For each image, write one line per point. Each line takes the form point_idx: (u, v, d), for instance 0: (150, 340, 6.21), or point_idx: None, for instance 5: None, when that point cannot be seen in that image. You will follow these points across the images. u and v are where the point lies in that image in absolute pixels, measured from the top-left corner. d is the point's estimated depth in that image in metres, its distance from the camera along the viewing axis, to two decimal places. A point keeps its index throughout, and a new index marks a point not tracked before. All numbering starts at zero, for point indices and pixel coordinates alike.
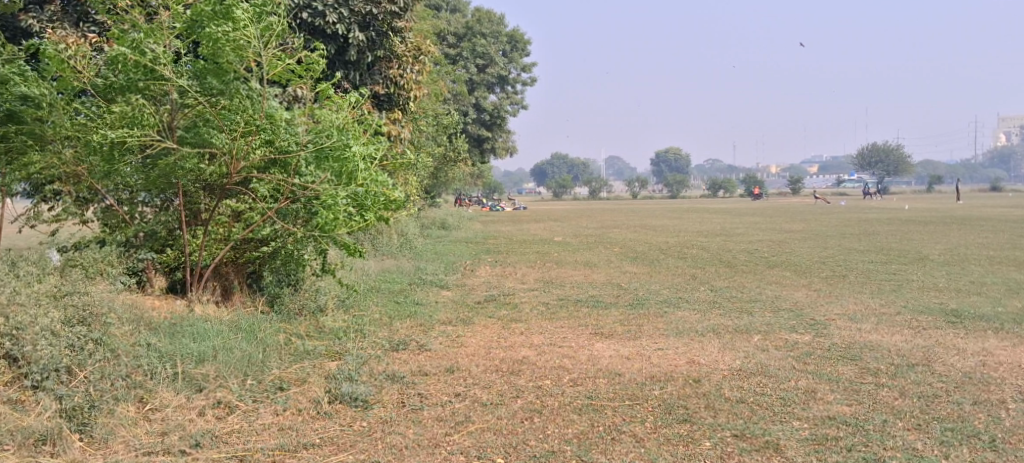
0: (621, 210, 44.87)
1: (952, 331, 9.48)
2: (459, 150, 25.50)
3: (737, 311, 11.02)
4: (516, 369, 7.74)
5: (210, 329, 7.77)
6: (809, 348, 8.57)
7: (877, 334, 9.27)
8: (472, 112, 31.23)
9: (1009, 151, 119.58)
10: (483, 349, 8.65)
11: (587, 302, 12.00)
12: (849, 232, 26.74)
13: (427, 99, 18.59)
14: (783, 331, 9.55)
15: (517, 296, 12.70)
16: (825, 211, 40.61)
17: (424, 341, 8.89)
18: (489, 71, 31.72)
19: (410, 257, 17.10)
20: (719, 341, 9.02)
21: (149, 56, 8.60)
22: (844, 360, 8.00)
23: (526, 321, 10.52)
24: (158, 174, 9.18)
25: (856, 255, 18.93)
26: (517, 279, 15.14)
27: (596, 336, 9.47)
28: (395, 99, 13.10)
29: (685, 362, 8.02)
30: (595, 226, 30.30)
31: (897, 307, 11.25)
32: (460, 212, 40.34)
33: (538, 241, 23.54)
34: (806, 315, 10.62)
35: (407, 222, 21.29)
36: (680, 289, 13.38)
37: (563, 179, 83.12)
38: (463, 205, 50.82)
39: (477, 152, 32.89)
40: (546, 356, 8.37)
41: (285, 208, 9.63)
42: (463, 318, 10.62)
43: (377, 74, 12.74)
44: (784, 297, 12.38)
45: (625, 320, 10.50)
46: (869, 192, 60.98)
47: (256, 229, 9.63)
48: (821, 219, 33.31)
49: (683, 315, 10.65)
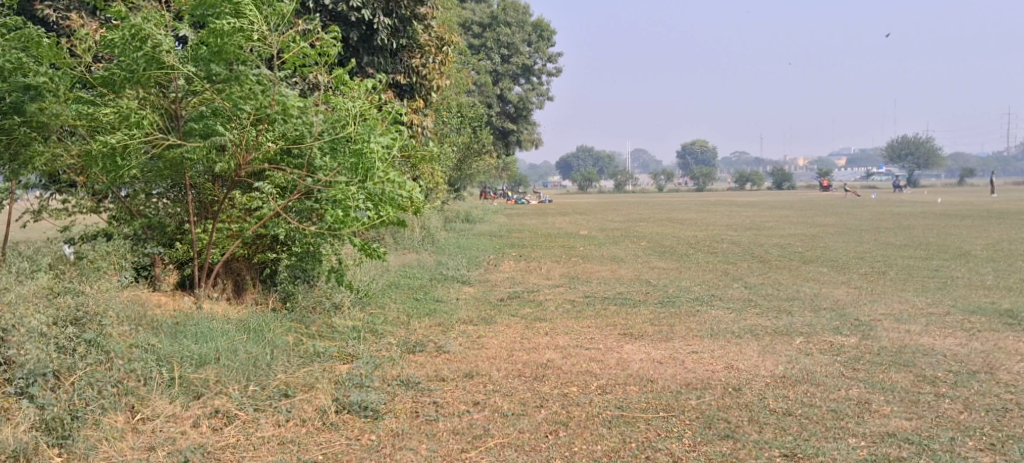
0: (646, 203, 44.35)
1: (1009, 334, 8.84)
2: (483, 142, 24.93)
3: (775, 310, 10.42)
4: (541, 375, 7.18)
5: (216, 328, 7.21)
6: (857, 352, 7.95)
7: (929, 337, 8.64)
8: (496, 104, 30.66)
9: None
10: (505, 352, 8.12)
11: (616, 299, 11.42)
12: (885, 226, 26.03)
13: (449, 88, 18.05)
14: (825, 332, 8.93)
15: (542, 293, 12.13)
16: (855, 204, 39.83)
17: (442, 342, 8.35)
18: (514, 61, 31.20)
19: (432, 252, 16.55)
20: (757, 344, 8.41)
21: (151, 45, 8.01)
22: (896, 366, 7.38)
23: (552, 320, 9.98)
24: (164, 166, 8.63)
25: (895, 251, 18.23)
26: (542, 275, 14.57)
27: (625, 337, 8.90)
28: (418, 89, 12.53)
29: (723, 367, 7.42)
30: (622, 219, 29.69)
31: (945, 306, 10.64)
32: (485, 205, 39.89)
33: (563, 235, 22.94)
34: (848, 315, 10.00)
35: (429, 215, 20.79)
36: (712, 286, 12.78)
37: (588, 172, 82.41)
38: (487, 198, 50.41)
39: (502, 144, 32.34)
40: (572, 359, 7.80)
41: (299, 203, 9.13)
42: (485, 317, 10.07)
43: (400, 63, 12.21)
44: (824, 295, 11.73)
45: (656, 319, 9.90)
46: (900, 186, 59.89)
47: (270, 226, 9.08)
48: (855, 213, 32.57)
49: (718, 315, 10.04)
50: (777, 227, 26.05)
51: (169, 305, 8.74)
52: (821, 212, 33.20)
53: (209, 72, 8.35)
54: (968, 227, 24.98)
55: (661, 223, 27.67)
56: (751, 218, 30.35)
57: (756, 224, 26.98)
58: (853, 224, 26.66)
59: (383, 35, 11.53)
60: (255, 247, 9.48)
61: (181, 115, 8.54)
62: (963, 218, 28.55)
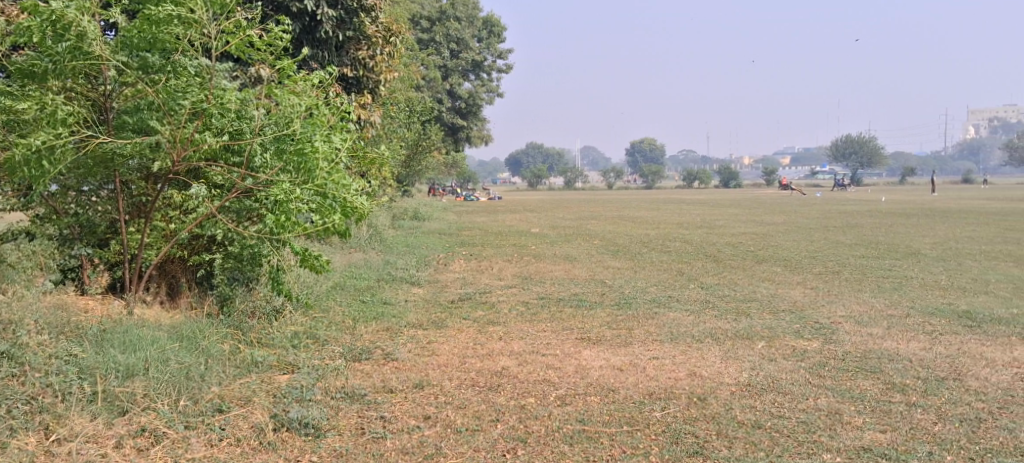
0: (595, 201, 44.25)
1: (972, 337, 8.64)
2: (433, 138, 24.50)
3: (734, 312, 10.14)
4: (494, 385, 6.81)
5: (146, 336, 6.71)
6: (821, 358, 7.68)
7: (892, 341, 8.41)
8: (446, 99, 30.24)
9: (981, 145, 120.24)
10: (456, 360, 7.75)
11: (571, 301, 11.08)
12: (834, 224, 26.07)
13: (397, 82, 17.59)
14: (787, 336, 8.66)
15: (494, 295, 11.74)
16: (801, 202, 40.01)
17: (390, 349, 7.97)
18: (463, 56, 30.76)
19: (380, 251, 16.11)
20: (719, 349, 8.11)
21: (75, 32, 7.51)
22: (862, 373, 7.12)
23: (505, 323, 9.61)
24: (93, 162, 8.07)
25: (846, 250, 18.16)
26: (493, 275, 14.20)
27: (582, 342, 8.55)
28: (364, 82, 12.02)
29: (685, 374, 7.11)
30: (572, 217, 29.42)
31: (903, 307, 10.44)
32: (433, 201, 39.46)
33: (514, 233, 22.60)
34: (808, 317, 9.75)
35: (377, 212, 20.32)
36: (667, 286, 12.50)
37: (537, 169, 82.20)
38: (436, 194, 50.05)
39: (451, 141, 31.90)
40: (528, 367, 7.43)
41: (237, 202, 8.68)
42: (435, 321, 9.67)
43: (345, 56, 11.71)
44: (781, 296, 11.50)
45: (613, 322, 9.58)
46: (845, 185, 60.48)
47: (205, 226, 8.62)
48: (803, 211, 32.67)
49: (676, 318, 9.75)
50: (728, 225, 25.96)
51: (95, 312, 8.24)
52: (770, 210, 33.23)
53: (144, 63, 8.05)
54: (914, 226, 25.06)
55: (611, 221, 27.45)
56: (701, 216, 30.28)
57: (706, 223, 26.88)
58: (802, 222, 26.66)
59: (326, 27, 11.14)
60: (190, 248, 9.00)
61: (110, 107, 8.06)
62: (910, 216, 28.73)
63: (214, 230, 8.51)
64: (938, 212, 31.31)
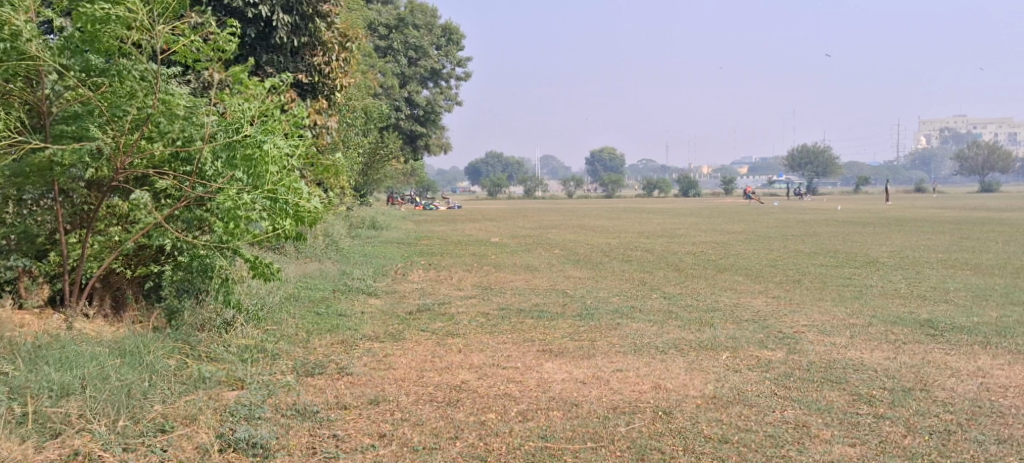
0: (556, 210, 44.18)
1: (935, 346, 8.55)
2: (392, 147, 24.24)
3: (696, 322, 10.01)
4: (453, 401, 6.60)
5: (84, 352, 6.58)
6: (787, 369, 7.54)
7: (856, 350, 8.31)
8: (405, 107, 29.97)
9: (934, 154, 122.04)
10: (414, 373, 7.54)
11: (531, 311, 10.89)
12: (792, 233, 26.13)
13: (354, 90, 17.34)
14: (751, 346, 8.53)
15: (454, 306, 11.51)
16: (760, 211, 40.20)
17: (345, 363, 7.78)
18: (423, 64, 30.52)
19: (338, 261, 15.82)
20: (683, 360, 7.96)
21: (9, 31, 7.28)
22: (828, 383, 6.98)
23: (464, 335, 9.40)
24: (31, 171, 7.77)
25: (805, 259, 18.14)
26: (453, 285, 13.96)
27: (544, 354, 8.37)
28: (320, 88, 11.71)
29: (650, 387, 6.94)
30: (532, 226, 29.29)
31: (865, 316, 10.37)
32: (393, 211, 39.16)
33: (474, 243, 22.37)
34: (772, 327, 9.63)
35: (335, 221, 20.04)
36: (629, 296, 12.36)
37: (497, 178, 82.09)
38: (396, 203, 49.74)
39: (410, 150, 31.67)
40: (489, 381, 7.24)
41: (186, 211, 8.42)
42: (393, 333, 9.43)
43: (301, 62, 11.38)
44: (743, 306, 11.39)
45: (575, 333, 9.39)
46: (802, 194, 60.95)
47: (151, 236, 8.34)
48: (762, 220, 32.79)
49: (639, 328, 9.59)
50: (688, 233, 25.94)
51: (32, 328, 7.95)
52: (729, 219, 33.28)
53: (87, 65, 7.89)
54: (872, 234, 25.17)
55: (571, 230, 27.32)
56: (661, 224, 30.24)
57: (667, 231, 26.82)
58: (762, 231, 26.70)
59: (281, 33, 10.81)
60: (137, 259, 8.71)
61: (49, 113, 7.82)
62: (866, 225, 28.88)
63: (161, 241, 8.25)
64: (895, 221, 31.51)
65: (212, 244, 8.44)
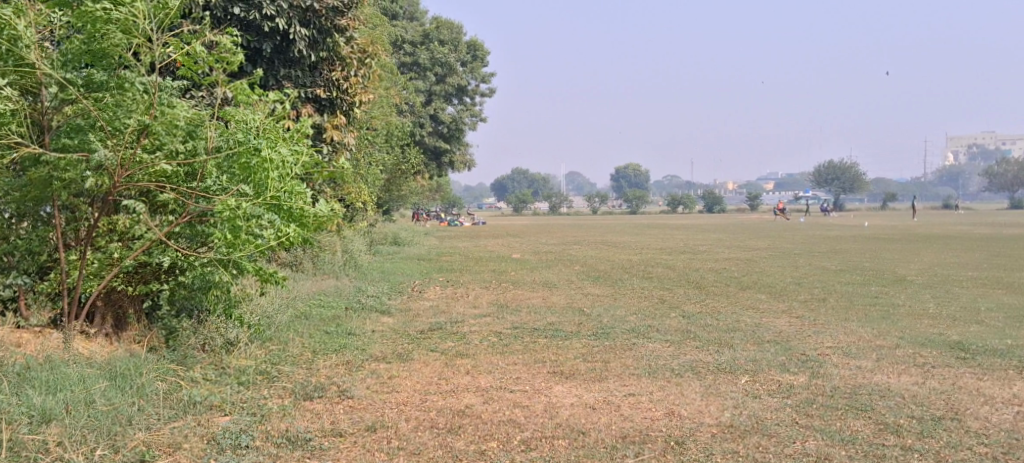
0: (580, 226, 43.71)
1: (966, 371, 8.13)
2: (414, 162, 23.94)
3: (716, 343, 9.63)
4: (454, 427, 6.30)
5: (72, 373, 6.38)
6: (809, 394, 7.15)
7: (882, 374, 7.90)
8: (428, 124, 29.72)
9: (964, 170, 120.66)
10: (417, 397, 7.24)
11: (546, 331, 10.54)
12: (819, 249, 25.61)
13: (375, 106, 17.07)
14: (772, 369, 8.13)
15: (466, 324, 11.17)
16: (787, 228, 39.57)
17: (347, 385, 7.49)
18: (449, 80, 30.23)
19: (353, 278, 15.52)
20: (700, 384, 7.59)
21: (8, 35, 7.12)
22: (854, 411, 6.58)
23: (474, 355, 9.08)
24: (32, 188, 7.57)
25: (831, 276, 17.66)
26: (468, 303, 13.64)
27: (555, 377, 8.03)
28: (338, 104, 11.24)
29: (663, 414, 6.58)
30: (555, 242, 28.92)
31: (892, 338, 9.95)
32: (417, 227, 38.92)
33: (495, 259, 22.04)
34: (794, 348, 9.22)
35: (354, 236, 19.77)
36: (648, 315, 11.99)
37: (522, 194, 81.73)
38: (421, 218, 49.49)
39: (433, 165, 31.41)
40: (494, 405, 6.91)
41: (190, 225, 8.16)
42: (400, 353, 9.11)
43: (319, 77, 11.03)
44: (766, 326, 10.98)
45: (589, 354, 9.03)
46: (828, 211, 60.19)
47: (154, 252, 8.10)
48: (789, 237, 32.26)
49: (655, 350, 9.22)
50: (712, 250, 25.50)
51: (27, 348, 7.72)
52: (754, 236, 32.74)
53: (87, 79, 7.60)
54: (899, 252, 24.62)
55: (594, 246, 26.92)
56: (685, 241, 29.78)
57: (691, 248, 26.34)
58: (787, 248, 26.18)
59: (300, 45, 10.53)
60: (140, 277, 8.43)
61: (50, 127, 7.59)
62: (894, 242, 28.30)
63: (163, 257, 7.98)
64: (921, 238, 30.91)
65: (216, 259, 8.13)
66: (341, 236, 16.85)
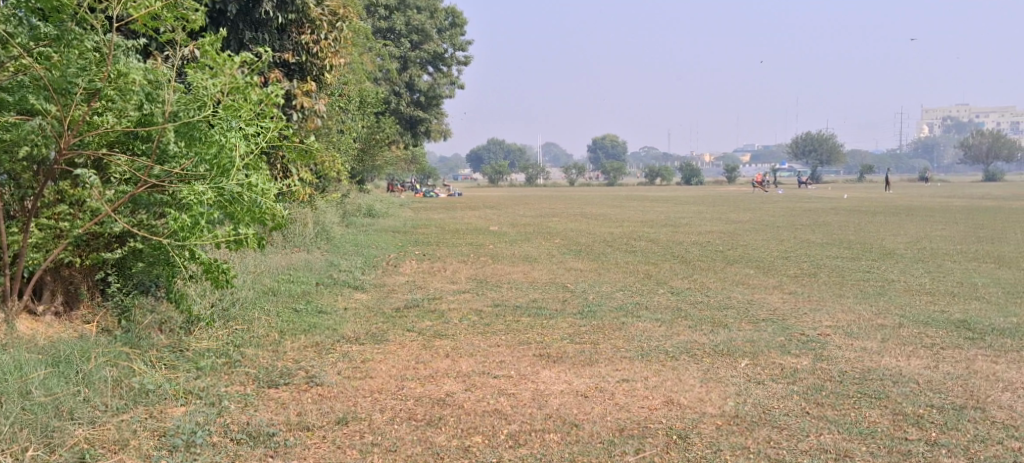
0: (558, 198, 43.12)
1: (977, 353, 7.65)
2: (389, 132, 23.23)
3: (709, 322, 9.11)
4: (434, 419, 5.76)
5: (10, 357, 5.82)
6: (816, 379, 6.61)
7: (891, 357, 7.39)
8: (403, 93, 28.95)
9: (939, 143, 120.99)
10: (393, 383, 6.68)
11: (528, 309, 9.97)
12: (801, 221, 25.16)
13: (349, 71, 16.33)
14: (773, 351, 7.60)
15: (444, 301, 10.57)
16: (766, 199, 39.10)
17: (316, 371, 6.93)
18: (425, 48, 29.42)
19: (326, 251, 14.88)
20: (697, 368, 7.06)
21: None
22: (867, 398, 6.07)
23: (454, 336, 8.50)
24: None
25: (817, 250, 17.17)
26: (446, 278, 13.06)
27: (541, 360, 7.47)
28: (308, 69, 10.61)
29: (661, 403, 6.06)
30: (533, 214, 28.34)
31: (893, 315, 9.46)
32: (393, 198, 38.22)
33: (471, 232, 21.41)
34: (793, 328, 8.70)
35: (327, 208, 19.09)
36: (635, 291, 11.46)
37: (499, 165, 81.05)
38: (397, 190, 48.83)
39: (409, 135, 30.70)
40: (477, 393, 6.36)
41: (145, 196, 7.51)
42: (374, 334, 8.53)
43: (287, 39, 10.37)
44: (758, 302, 10.47)
45: (575, 335, 8.49)
46: (806, 183, 59.87)
47: (104, 223, 7.44)
48: (770, 208, 31.80)
49: (646, 330, 8.67)
50: (692, 222, 24.99)
51: None
52: (735, 208, 32.25)
53: (35, 35, 6.82)
54: (881, 224, 24.19)
55: (572, 218, 26.36)
56: (665, 213, 29.26)
57: (673, 220, 25.84)
58: (769, 220, 25.70)
59: (266, 6, 9.82)
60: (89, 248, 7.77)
61: None
62: (874, 214, 27.88)
63: (113, 230, 7.32)
64: (901, 210, 30.54)
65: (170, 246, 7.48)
66: (313, 207, 16.15)
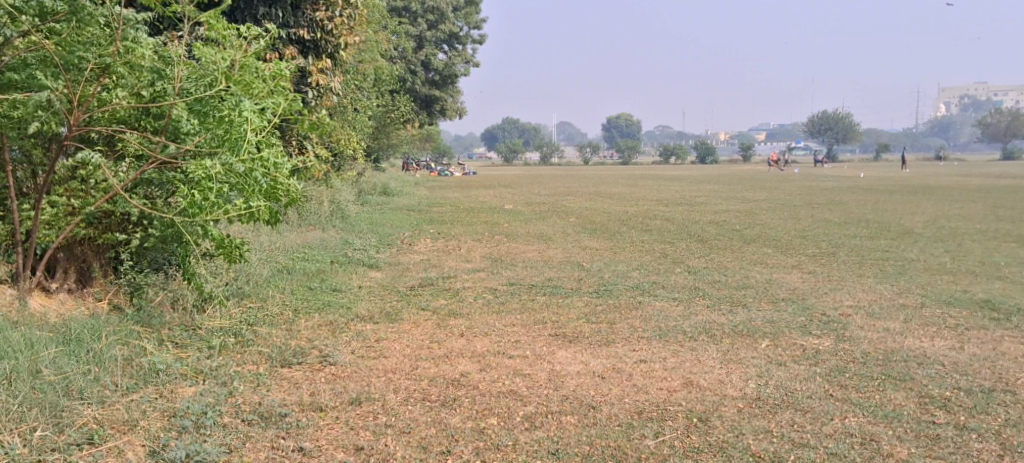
0: (573, 177, 42.88)
1: (1004, 334, 7.47)
2: (403, 110, 23.07)
3: (729, 302, 8.96)
4: (448, 400, 5.65)
5: (19, 337, 5.73)
6: (839, 361, 6.46)
7: (914, 337, 7.23)
8: (418, 71, 28.75)
9: (957, 122, 119.98)
10: (407, 363, 6.57)
11: (544, 288, 9.84)
12: (818, 200, 24.92)
13: (363, 48, 16.16)
14: (793, 332, 7.45)
15: (459, 280, 10.45)
16: (783, 178, 38.81)
17: (329, 350, 6.82)
18: (440, 26, 29.19)
19: (341, 229, 14.77)
20: (717, 349, 6.91)
21: None
22: (892, 380, 5.92)
23: (468, 315, 8.38)
24: None
25: (835, 229, 16.97)
26: (460, 256, 12.94)
27: (557, 340, 7.35)
28: (323, 46, 10.42)
29: (681, 384, 5.93)
30: (548, 192, 28.17)
31: (916, 295, 9.29)
32: (409, 177, 38.09)
33: (486, 210, 21.28)
34: (814, 308, 8.55)
35: (342, 186, 18.97)
36: (652, 271, 11.30)
37: (513, 144, 80.76)
38: (411, 169, 48.72)
39: (424, 114, 30.53)
40: (492, 374, 6.24)
41: (157, 173, 7.38)
42: (388, 313, 8.42)
43: (301, 17, 10.14)
44: (778, 282, 10.30)
45: (592, 315, 8.36)
46: (822, 161, 59.43)
47: (116, 201, 7.30)
48: (787, 187, 31.52)
49: (664, 309, 8.53)
50: (709, 201, 24.76)
51: None
52: (751, 187, 32.01)
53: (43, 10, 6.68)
54: (899, 202, 23.93)
55: (587, 197, 26.19)
56: (680, 192, 29.06)
57: (689, 199, 25.63)
58: (786, 199, 25.46)
59: None
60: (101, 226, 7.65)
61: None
62: (891, 193, 27.61)
63: (125, 208, 7.18)
64: (919, 188, 30.23)
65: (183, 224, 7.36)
66: (328, 185, 16.04)
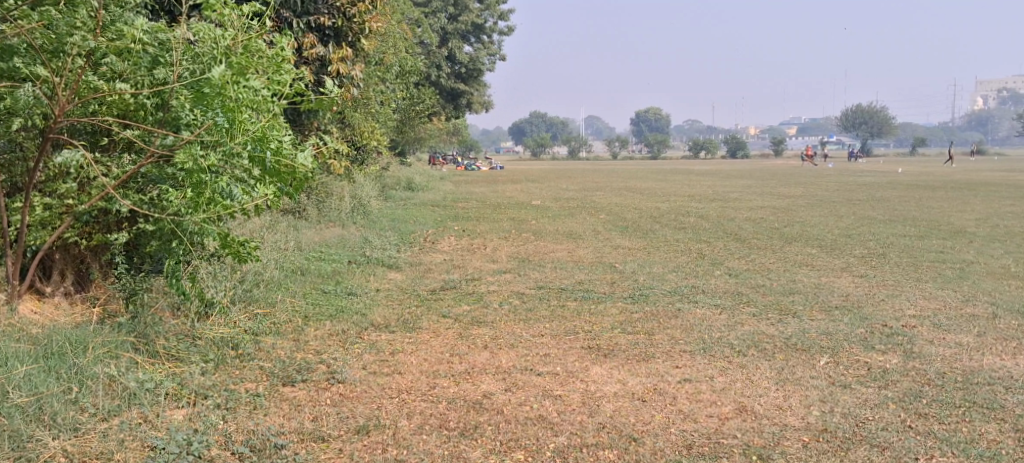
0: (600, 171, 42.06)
1: None
2: (428, 103, 22.37)
3: (777, 311, 8.20)
4: (468, 428, 5.00)
5: None
6: (912, 383, 5.70)
7: (992, 355, 6.46)
8: (444, 65, 28.01)
9: (993, 116, 117.79)
10: (424, 381, 5.88)
11: (575, 292, 9.11)
12: (858, 197, 23.97)
13: (386, 38, 15.45)
14: (854, 347, 6.68)
15: (484, 283, 9.74)
16: (818, 173, 37.75)
17: (338, 364, 6.15)
18: (463, 19, 28.49)
19: (362, 226, 14.10)
20: (771, 367, 6.18)
21: None
22: (979, 409, 5.18)
23: (493, 323, 7.68)
24: None
25: (881, 228, 16.08)
26: (486, 256, 12.23)
27: (591, 354, 6.63)
28: (344, 34, 9.68)
29: (733, 411, 5.21)
30: (577, 188, 27.41)
31: (984, 304, 8.48)
32: (434, 171, 37.44)
33: (513, 206, 20.59)
34: (873, 318, 7.76)
35: (364, 181, 18.32)
36: (690, 273, 10.54)
37: (540, 139, 80.01)
38: (437, 163, 48.23)
39: (450, 107, 29.84)
40: (519, 395, 5.54)
41: (155, 170, 6.53)
42: (406, 320, 7.73)
43: (321, 2, 9.40)
44: (829, 287, 9.50)
45: (629, 324, 7.63)
46: (855, 155, 58.18)
47: (112, 199, 6.50)
48: (825, 182, 30.54)
49: (706, 319, 7.78)
50: (744, 198, 23.87)
51: None
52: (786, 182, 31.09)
53: None
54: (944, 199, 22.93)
55: (616, 192, 25.38)
56: (713, 187, 28.16)
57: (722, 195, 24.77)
58: (824, 195, 24.51)
59: None
60: (96, 227, 6.85)
61: None
62: (934, 189, 26.57)
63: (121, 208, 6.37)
64: (963, 184, 29.12)
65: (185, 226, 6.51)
66: (349, 180, 15.38)
